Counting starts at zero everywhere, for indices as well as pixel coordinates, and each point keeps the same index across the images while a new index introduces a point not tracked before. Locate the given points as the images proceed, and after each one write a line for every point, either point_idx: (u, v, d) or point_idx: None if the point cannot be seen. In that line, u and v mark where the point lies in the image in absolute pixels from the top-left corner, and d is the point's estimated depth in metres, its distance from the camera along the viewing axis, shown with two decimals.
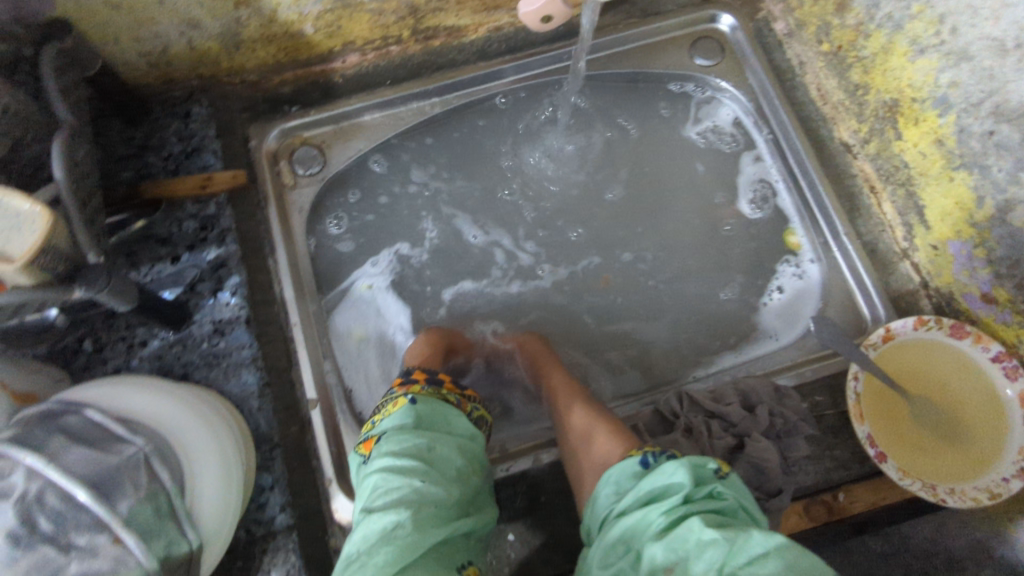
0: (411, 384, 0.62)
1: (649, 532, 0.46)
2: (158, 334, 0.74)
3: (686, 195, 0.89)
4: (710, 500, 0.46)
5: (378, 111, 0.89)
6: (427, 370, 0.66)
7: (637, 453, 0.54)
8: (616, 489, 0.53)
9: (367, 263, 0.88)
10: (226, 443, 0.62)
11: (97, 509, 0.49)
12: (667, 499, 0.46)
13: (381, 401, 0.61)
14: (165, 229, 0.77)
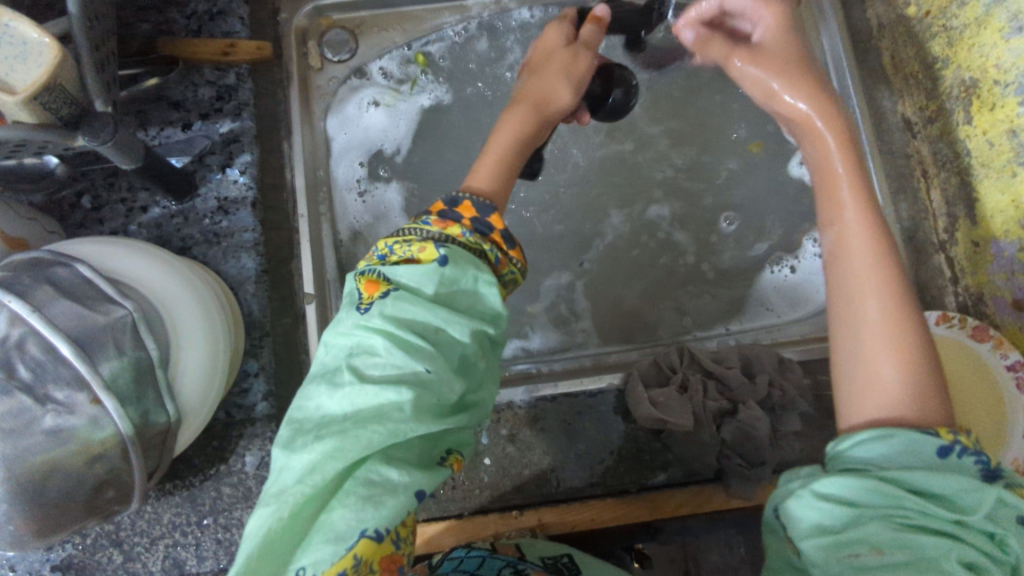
0: (453, 220, 0.51)
1: (898, 517, 0.38)
2: (159, 202, 0.71)
3: (728, 150, 0.85)
4: (990, 544, 0.37)
5: (419, 5, 0.85)
6: (477, 206, 0.53)
7: (942, 433, 0.41)
8: (884, 448, 0.41)
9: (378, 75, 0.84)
10: (217, 322, 0.60)
11: (78, 367, 0.47)
12: (940, 510, 0.38)
13: (413, 228, 0.51)
14: (180, 92, 0.73)
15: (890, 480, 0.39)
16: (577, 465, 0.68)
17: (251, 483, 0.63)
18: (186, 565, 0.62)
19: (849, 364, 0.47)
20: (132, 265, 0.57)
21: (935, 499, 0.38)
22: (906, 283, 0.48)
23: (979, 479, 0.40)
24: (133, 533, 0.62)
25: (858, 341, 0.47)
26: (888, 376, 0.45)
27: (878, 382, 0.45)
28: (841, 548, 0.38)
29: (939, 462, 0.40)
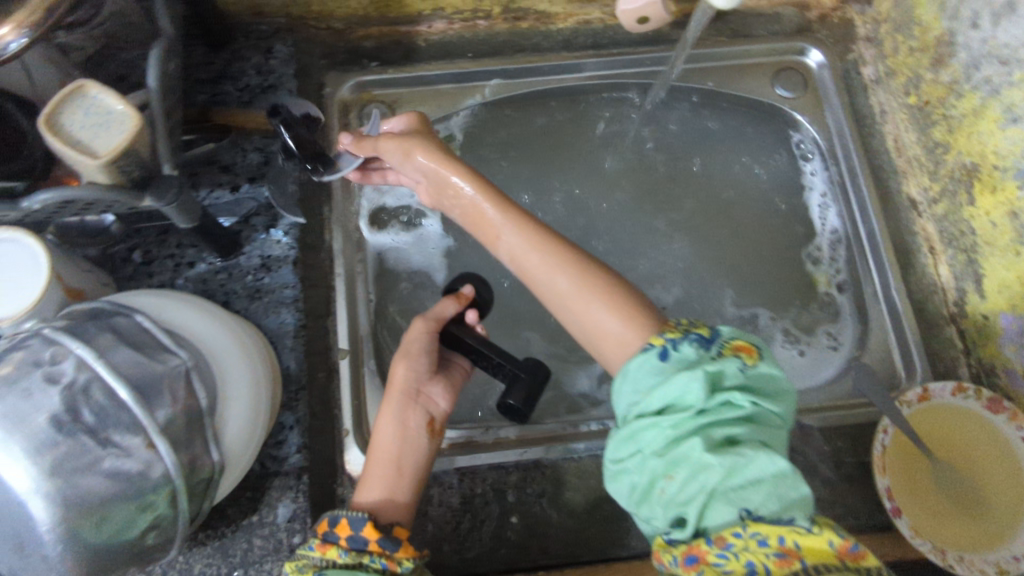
0: (331, 543, 0.54)
1: (664, 437, 0.50)
2: (207, 258, 0.75)
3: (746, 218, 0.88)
4: (738, 411, 0.50)
5: (454, 82, 0.90)
6: (352, 520, 0.55)
7: (654, 342, 0.54)
8: (635, 385, 0.53)
9: None
10: (259, 374, 0.63)
11: (136, 412, 0.49)
12: (681, 414, 0.49)
13: (302, 556, 0.54)
14: (230, 157, 0.78)
15: (647, 410, 0.52)
16: (601, 524, 0.70)
17: (283, 535, 0.64)
18: None
19: (575, 322, 0.61)
20: (184, 317, 0.61)
21: (682, 404, 0.50)
22: (585, 258, 0.62)
23: (702, 354, 0.53)
24: None
25: (567, 307, 0.61)
26: (601, 317, 0.59)
27: (604, 328, 0.59)
28: (650, 490, 0.50)
29: (666, 364, 0.53)
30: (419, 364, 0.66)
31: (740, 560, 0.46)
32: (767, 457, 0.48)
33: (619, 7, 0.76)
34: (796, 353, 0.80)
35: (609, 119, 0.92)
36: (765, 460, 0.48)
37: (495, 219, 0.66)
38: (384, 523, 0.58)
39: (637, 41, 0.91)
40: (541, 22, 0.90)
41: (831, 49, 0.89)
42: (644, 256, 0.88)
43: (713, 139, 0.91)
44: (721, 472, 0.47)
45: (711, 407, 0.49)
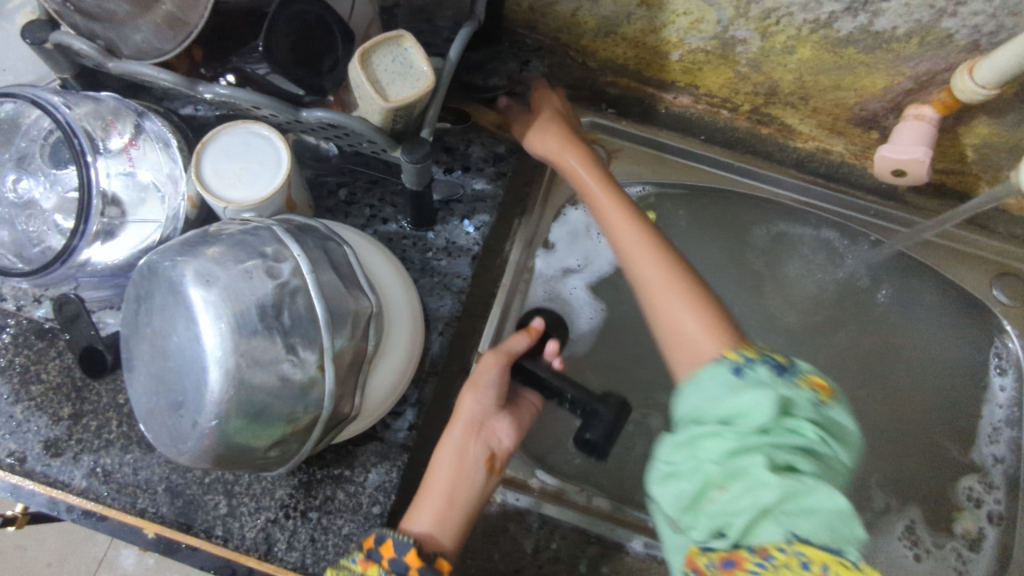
0: (374, 561, 0.52)
1: (716, 446, 0.47)
2: (400, 220, 0.79)
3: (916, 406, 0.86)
4: (812, 443, 0.46)
5: (677, 155, 0.91)
6: (398, 543, 0.53)
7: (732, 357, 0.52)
8: (705, 393, 0.51)
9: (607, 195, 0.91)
10: (414, 344, 0.64)
11: (323, 333, 0.52)
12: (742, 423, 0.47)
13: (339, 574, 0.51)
14: (455, 142, 0.83)
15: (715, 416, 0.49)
16: None
17: (366, 500, 0.64)
18: (274, 547, 0.62)
19: (665, 333, 0.60)
20: (379, 266, 0.64)
21: (746, 417, 0.47)
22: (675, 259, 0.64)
23: (776, 377, 0.50)
24: (245, 492, 0.63)
25: (672, 348, 0.59)
26: (683, 318, 0.59)
27: (682, 332, 0.58)
28: (703, 506, 0.47)
29: (737, 378, 0.51)
30: (478, 399, 0.63)
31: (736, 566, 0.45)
32: (829, 490, 0.45)
33: (881, 152, 0.76)
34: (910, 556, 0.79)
35: (808, 249, 0.90)
36: (825, 491, 0.44)
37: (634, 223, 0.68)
38: (426, 549, 0.55)
39: (868, 187, 0.89)
40: (783, 133, 0.89)
41: None
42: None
43: (907, 313, 0.88)
44: (780, 498, 0.44)
45: (780, 428, 0.46)
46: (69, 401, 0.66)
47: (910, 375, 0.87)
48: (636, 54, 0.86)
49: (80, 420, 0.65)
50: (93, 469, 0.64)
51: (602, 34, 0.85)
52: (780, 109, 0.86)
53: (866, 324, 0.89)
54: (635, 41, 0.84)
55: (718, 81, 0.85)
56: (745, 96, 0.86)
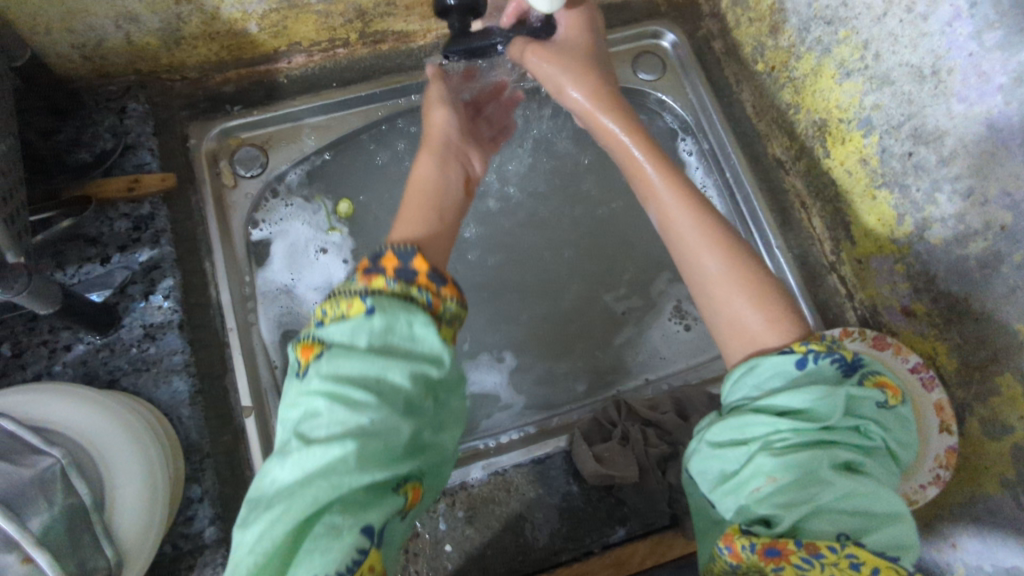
0: (376, 273, 0.48)
1: (777, 441, 0.44)
2: (84, 338, 0.71)
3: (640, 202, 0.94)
4: (855, 437, 0.45)
5: (322, 114, 0.89)
6: (400, 252, 0.49)
7: (795, 349, 0.48)
8: (794, 428, 0.44)
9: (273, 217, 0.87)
10: (151, 454, 0.59)
11: (6, 527, 0.46)
12: (810, 424, 0.44)
13: (342, 288, 0.48)
14: (95, 228, 0.74)
15: (765, 411, 0.45)
16: (534, 532, 0.68)
17: None
18: None
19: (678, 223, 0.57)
20: (59, 410, 0.57)
21: (810, 414, 0.44)
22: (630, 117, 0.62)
23: (840, 378, 0.46)
24: None
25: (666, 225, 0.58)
26: (680, 219, 0.57)
27: (702, 259, 0.55)
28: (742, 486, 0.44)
29: (800, 374, 0.47)
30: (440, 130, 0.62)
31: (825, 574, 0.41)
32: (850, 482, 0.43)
33: None
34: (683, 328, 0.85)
35: None
36: (888, 498, 0.43)
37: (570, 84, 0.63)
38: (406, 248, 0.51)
39: None
40: (401, 41, 0.90)
41: (681, 29, 0.92)
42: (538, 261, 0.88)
43: None
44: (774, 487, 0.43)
45: (838, 428, 0.44)
46: None
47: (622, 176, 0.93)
48: (222, 46, 0.82)
49: None
50: None
51: (173, 45, 0.80)
52: (380, 21, 0.86)
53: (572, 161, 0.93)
54: (209, 33, 0.80)
55: (310, 28, 0.83)
56: (344, 28, 0.85)
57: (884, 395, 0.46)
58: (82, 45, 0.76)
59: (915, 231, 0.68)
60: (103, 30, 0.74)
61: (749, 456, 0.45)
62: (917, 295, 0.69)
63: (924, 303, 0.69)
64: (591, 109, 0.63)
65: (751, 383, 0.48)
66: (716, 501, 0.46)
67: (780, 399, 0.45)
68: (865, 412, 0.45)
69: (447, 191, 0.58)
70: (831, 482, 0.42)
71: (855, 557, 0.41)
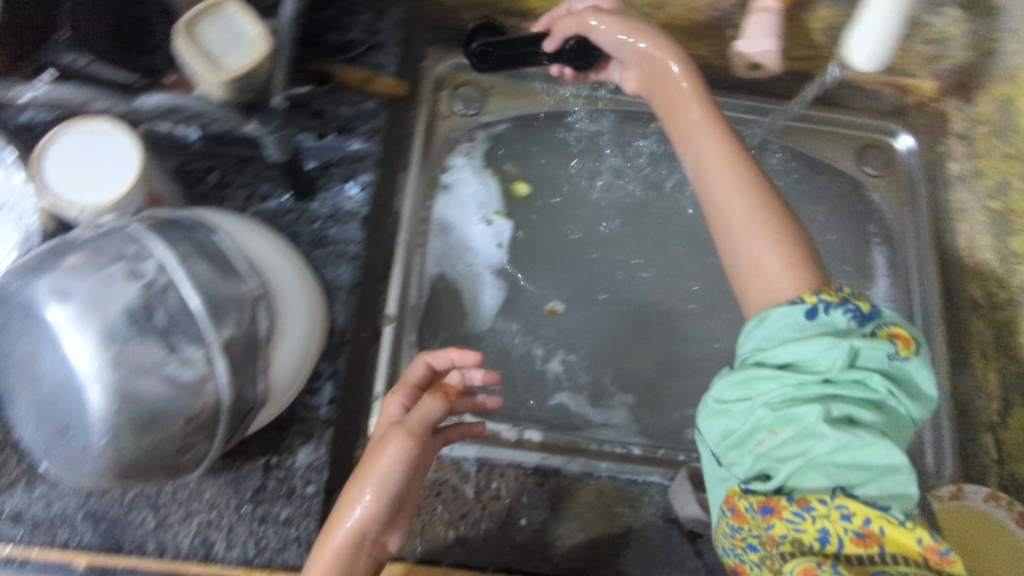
0: None
1: (775, 398, 0.52)
2: (279, 195, 0.76)
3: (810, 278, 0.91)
4: (859, 390, 0.52)
5: (547, 83, 0.92)
6: None
7: (806, 301, 0.56)
8: (797, 384, 0.52)
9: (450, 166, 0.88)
10: (313, 318, 0.63)
11: (206, 324, 0.50)
12: (809, 378, 0.51)
13: None
14: (323, 105, 0.79)
15: (768, 367, 0.53)
16: (605, 543, 0.68)
17: (298, 481, 0.64)
18: (213, 548, 0.62)
19: (724, 211, 0.66)
20: (258, 245, 0.61)
21: (808, 366, 0.52)
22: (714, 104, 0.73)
23: (851, 327, 0.54)
24: (173, 502, 0.63)
25: (733, 235, 0.64)
26: (750, 221, 0.64)
27: (761, 263, 0.62)
28: (750, 442, 0.53)
29: (809, 323, 0.55)
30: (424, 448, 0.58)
31: (816, 524, 0.50)
32: (874, 445, 0.50)
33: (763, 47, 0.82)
34: None
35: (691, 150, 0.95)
36: (883, 448, 0.50)
37: (689, 102, 0.74)
38: None
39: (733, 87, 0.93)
40: None
41: (921, 138, 0.90)
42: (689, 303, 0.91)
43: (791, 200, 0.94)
44: (774, 442, 0.51)
45: (840, 379, 0.52)
46: None
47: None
48: None
49: None
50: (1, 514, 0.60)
51: None
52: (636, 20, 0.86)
53: None
54: None
55: (572, 4, 0.87)
56: None
57: (896, 345, 0.52)
58: None
59: None
60: None
61: (750, 410, 0.53)
62: None
63: None
64: (672, 83, 0.75)
65: (766, 334, 0.56)
66: (725, 457, 0.55)
67: (790, 349, 0.53)
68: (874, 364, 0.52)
69: (376, 539, 0.55)
70: (826, 435, 0.49)
71: (839, 504, 0.50)
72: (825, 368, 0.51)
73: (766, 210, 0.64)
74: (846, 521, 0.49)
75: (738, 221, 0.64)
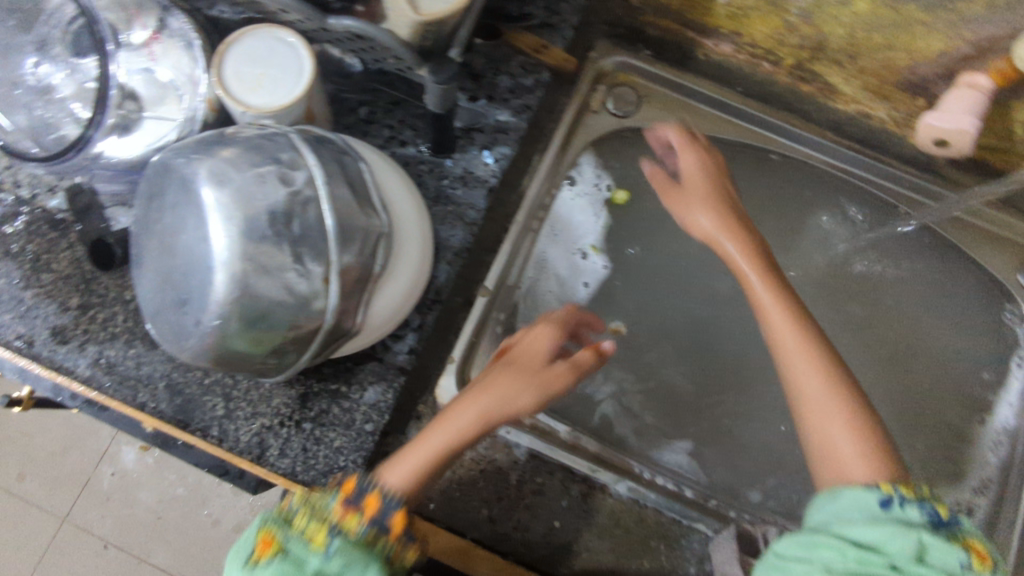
0: None
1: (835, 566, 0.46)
2: (418, 144, 0.77)
3: (924, 376, 0.87)
4: None
5: (711, 107, 0.88)
6: None
7: (883, 487, 0.50)
8: (856, 559, 0.45)
9: (576, 179, 0.87)
10: (422, 269, 0.64)
11: (332, 245, 0.52)
12: (875, 559, 0.45)
13: None
14: (483, 70, 0.80)
15: (837, 535, 0.47)
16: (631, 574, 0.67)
17: (359, 417, 0.65)
18: (266, 453, 0.64)
19: (808, 386, 0.58)
20: (392, 186, 0.63)
21: (876, 548, 0.46)
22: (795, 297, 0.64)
23: (920, 523, 0.47)
24: (243, 397, 0.65)
25: (805, 420, 0.58)
26: (840, 436, 0.55)
27: (833, 443, 0.55)
28: None
29: (883, 510, 0.48)
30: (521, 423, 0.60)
31: None
32: None
33: (929, 120, 0.78)
34: None
35: (839, 211, 0.90)
36: None
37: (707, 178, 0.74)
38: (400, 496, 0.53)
39: (903, 158, 0.87)
40: (823, 93, 0.85)
41: None
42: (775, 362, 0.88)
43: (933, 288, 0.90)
44: None
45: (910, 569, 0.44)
46: (78, 291, 0.66)
47: (921, 346, 0.88)
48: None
49: (88, 310, 0.65)
50: (98, 360, 0.65)
51: None
52: (822, 66, 0.81)
53: (895, 301, 0.89)
54: None
55: (763, 32, 0.79)
56: (789, 50, 0.81)
57: (969, 558, 0.46)
58: None
59: None
60: None
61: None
62: None
63: None
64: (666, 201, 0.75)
65: (831, 507, 0.51)
66: None
67: (855, 530, 0.47)
68: (900, 531, 0.46)
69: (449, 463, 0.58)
70: None
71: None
72: (895, 562, 0.44)
73: (814, 352, 0.60)
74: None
75: (814, 402, 0.57)
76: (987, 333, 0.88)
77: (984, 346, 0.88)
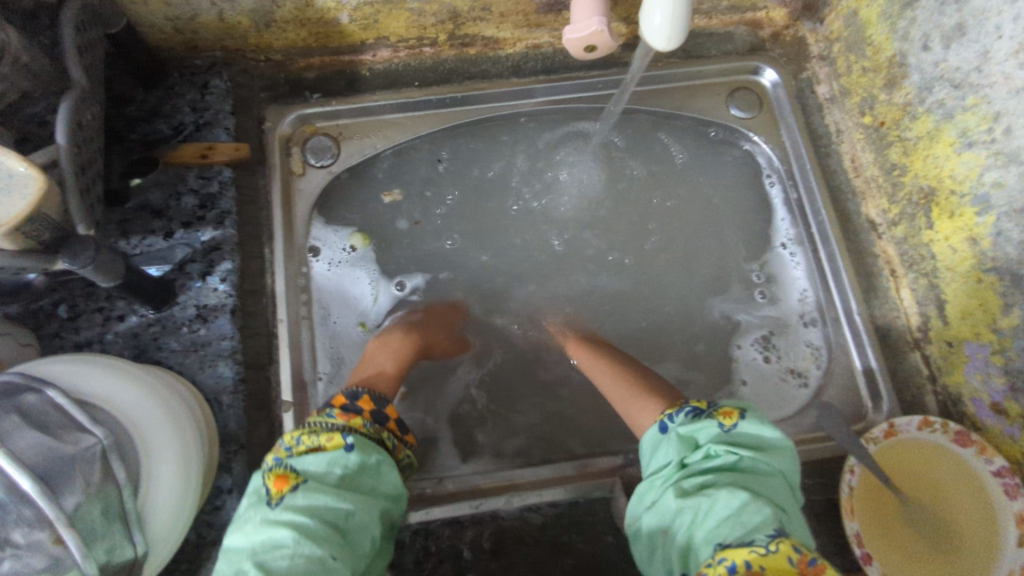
0: None
1: (649, 500, 0.53)
2: (138, 310, 0.70)
3: (715, 233, 0.87)
4: (721, 458, 0.51)
5: (401, 111, 0.86)
6: None
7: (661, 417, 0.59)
8: (657, 486, 0.53)
9: (329, 248, 0.84)
10: (189, 443, 0.59)
11: (42, 504, 0.47)
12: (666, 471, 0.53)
13: None
14: (163, 201, 0.74)
15: (647, 477, 0.55)
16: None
17: None
18: None
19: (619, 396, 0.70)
20: (105, 385, 0.57)
21: (666, 465, 0.54)
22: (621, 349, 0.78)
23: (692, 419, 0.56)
24: None
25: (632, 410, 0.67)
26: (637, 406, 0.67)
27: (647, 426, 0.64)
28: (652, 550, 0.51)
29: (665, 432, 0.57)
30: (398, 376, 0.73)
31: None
32: (728, 491, 0.48)
33: (564, 37, 0.73)
34: (760, 357, 0.82)
35: (571, 133, 0.89)
36: (724, 496, 0.47)
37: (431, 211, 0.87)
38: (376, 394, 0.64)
39: (588, 64, 0.88)
40: (489, 47, 0.87)
41: (785, 68, 0.87)
42: (589, 300, 0.86)
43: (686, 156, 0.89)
44: (674, 545, 0.49)
45: (692, 461, 0.52)
46: None
47: (702, 208, 0.88)
48: (311, 32, 0.81)
49: None
50: None
51: (264, 27, 0.79)
52: (472, 25, 0.83)
53: (660, 183, 0.88)
54: (299, 19, 0.78)
55: (401, 25, 0.81)
56: (434, 28, 0.82)
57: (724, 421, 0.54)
58: (176, 17, 0.75)
59: (1022, 324, 0.62)
60: (198, 5, 0.74)
61: (644, 523, 0.53)
62: (1013, 393, 0.63)
63: (1019, 403, 0.63)
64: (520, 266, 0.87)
65: (647, 453, 0.58)
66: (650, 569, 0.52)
67: (655, 463, 0.55)
68: (672, 443, 0.55)
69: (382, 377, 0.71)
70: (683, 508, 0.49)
71: (765, 543, 0.44)
72: (673, 461, 0.53)
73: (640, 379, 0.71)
74: (754, 551, 0.43)
75: (613, 392, 0.72)
76: (749, 166, 0.88)
77: (750, 176, 0.88)
